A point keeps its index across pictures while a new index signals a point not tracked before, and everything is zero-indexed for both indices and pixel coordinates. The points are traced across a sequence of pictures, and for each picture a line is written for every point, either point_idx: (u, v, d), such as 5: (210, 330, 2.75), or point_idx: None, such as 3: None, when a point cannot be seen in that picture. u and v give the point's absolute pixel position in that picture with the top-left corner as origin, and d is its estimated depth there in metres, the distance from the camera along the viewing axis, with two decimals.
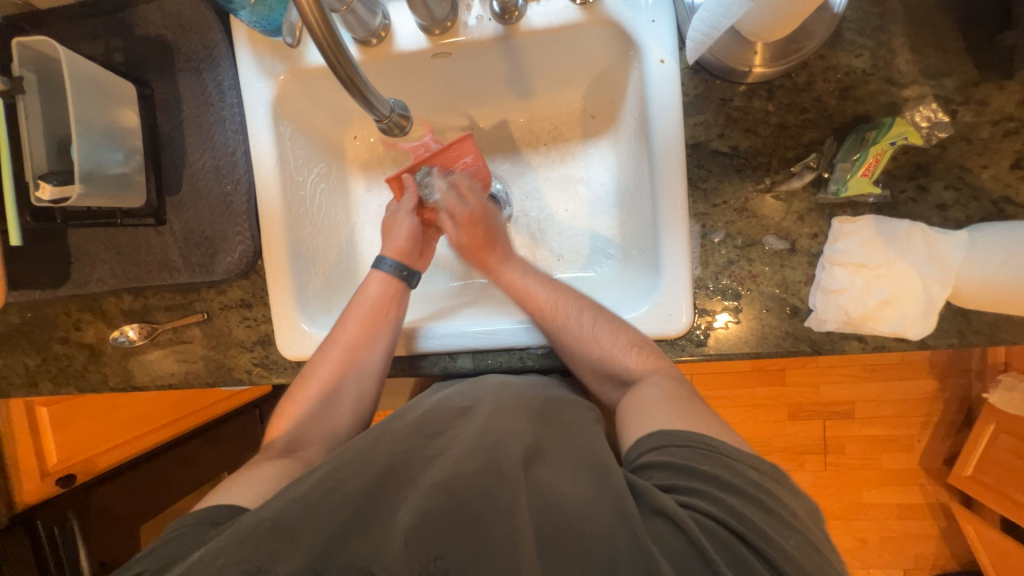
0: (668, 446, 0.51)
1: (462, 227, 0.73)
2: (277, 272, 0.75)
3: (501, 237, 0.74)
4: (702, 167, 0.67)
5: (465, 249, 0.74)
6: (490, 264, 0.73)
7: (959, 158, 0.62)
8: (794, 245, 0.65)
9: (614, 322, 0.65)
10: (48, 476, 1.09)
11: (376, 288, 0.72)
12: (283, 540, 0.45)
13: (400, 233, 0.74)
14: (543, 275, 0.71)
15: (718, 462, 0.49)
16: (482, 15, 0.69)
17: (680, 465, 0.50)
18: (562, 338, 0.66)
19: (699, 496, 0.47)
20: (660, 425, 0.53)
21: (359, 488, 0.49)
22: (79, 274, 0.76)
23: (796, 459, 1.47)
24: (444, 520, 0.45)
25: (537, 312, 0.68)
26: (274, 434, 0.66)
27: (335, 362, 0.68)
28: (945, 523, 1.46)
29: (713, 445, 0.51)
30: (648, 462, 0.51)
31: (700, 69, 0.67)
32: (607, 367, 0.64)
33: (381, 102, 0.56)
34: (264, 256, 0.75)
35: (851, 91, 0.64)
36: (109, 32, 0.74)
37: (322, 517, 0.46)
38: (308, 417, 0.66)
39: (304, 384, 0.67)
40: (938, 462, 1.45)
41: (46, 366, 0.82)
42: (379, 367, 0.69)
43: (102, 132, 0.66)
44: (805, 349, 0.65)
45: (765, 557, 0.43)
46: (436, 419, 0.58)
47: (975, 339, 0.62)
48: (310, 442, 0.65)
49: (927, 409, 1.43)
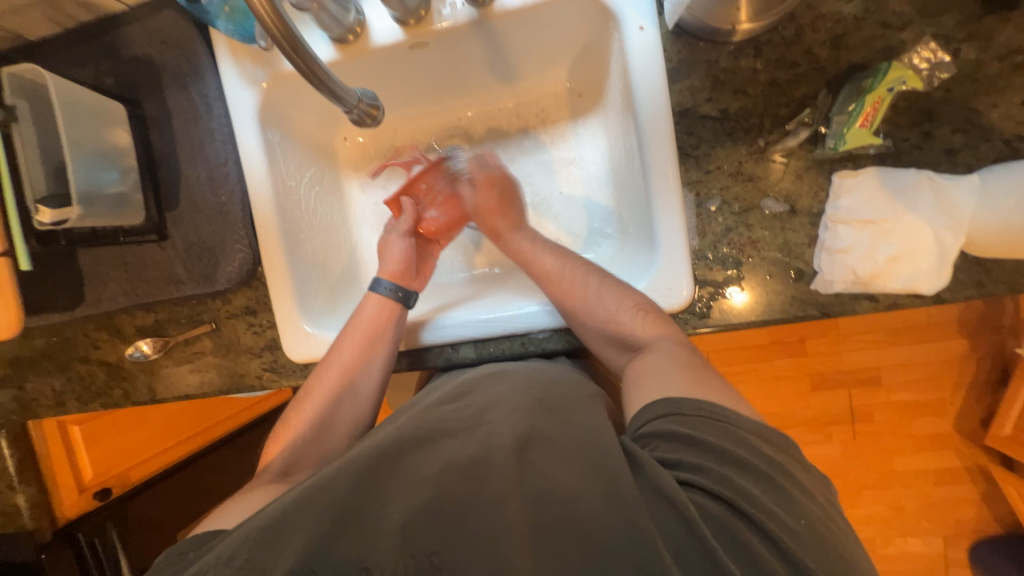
0: (674, 416, 0.50)
1: (479, 192, 0.75)
2: (277, 252, 0.75)
3: (514, 206, 0.75)
4: (692, 134, 0.65)
5: (479, 212, 0.75)
6: (500, 229, 0.73)
7: (965, 98, 0.59)
8: (794, 206, 0.63)
9: (620, 286, 0.65)
10: (85, 491, 1.12)
11: (371, 311, 0.72)
12: (282, 538, 0.46)
13: (393, 257, 0.75)
14: (549, 244, 0.71)
15: (728, 435, 0.48)
16: (456, 1, 0.68)
17: (689, 438, 0.49)
18: (569, 301, 0.66)
19: (702, 472, 0.46)
20: (665, 394, 0.52)
21: (355, 483, 0.49)
22: (92, 293, 0.78)
23: (822, 431, 1.43)
24: (433, 516, 0.46)
25: (543, 275, 0.68)
26: (269, 458, 0.67)
27: (330, 386, 0.69)
28: (986, 487, 1.41)
29: (724, 415, 0.49)
30: (653, 434, 0.51)
31: (682, 33, 0.65)
32: (611, 334, 0.64)
33: (347, 93, 0.55)
34: (261, 240, 0.75)
35: (843, 40, 0.61)
36: (98, 56, 0.76)
37: (317, 511, 0.47)
38: (303, 443, 0.67)
39: (299, 410, 0.69)
40: (975, 424, 1.40)
41: (71, 385, 0.85)
42: (373, 390, 0.70)
43: (95, 153, 0.67)
44: (814, 313, 0.62)
45: (767, 536, 0.43)
46: (433, 407, 0.59)
47: (996, 290, 0.58)
48: (305, 465, 0.66)
49: (958, 370, 1.38)
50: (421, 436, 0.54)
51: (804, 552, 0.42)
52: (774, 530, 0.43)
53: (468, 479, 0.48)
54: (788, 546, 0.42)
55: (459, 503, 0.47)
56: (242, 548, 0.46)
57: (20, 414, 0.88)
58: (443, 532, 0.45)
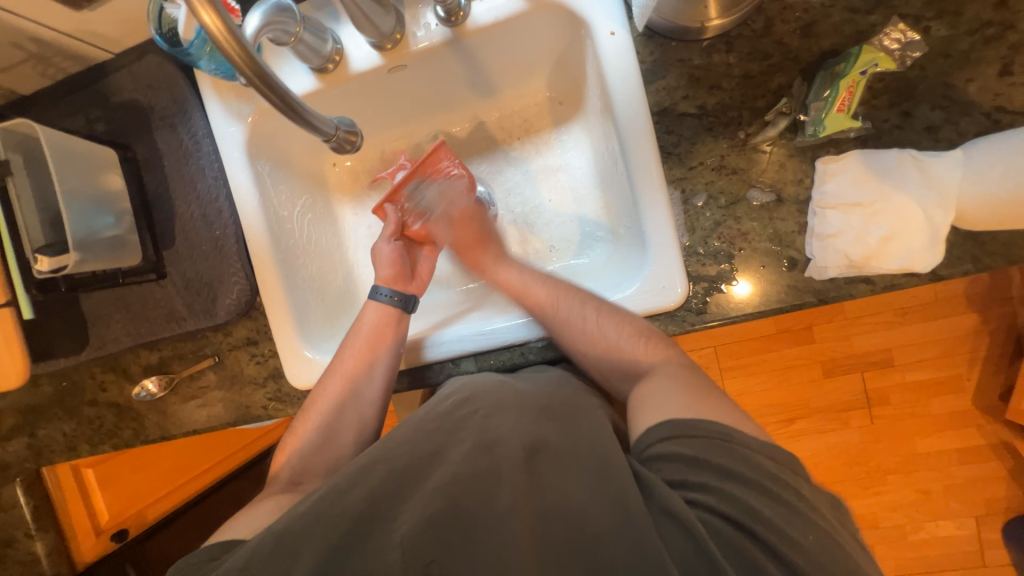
0: (678, 438, 0.50)
1: (456, 227, 0.78)
2: (277, 304, 0.76)
3: (492, 237, 0.79)
4: (672, 132, 0.66)
5: (459, 248, 0.79)
6: (485, 263, 0.77)
7: (941, 75, 0.59)
8: (781, 195, 0.63)
9: (618, 313, 0.64)
10: (104, 532, 1.15)
11: (373, 317, 0.72)
12: (288, 562, 0.47)
13: (383, 262, 0.76)
14: (534, 270, 0.73)
15: (735, 455, 0.48)
16: (430, 22, 0.70)
17: (697, 459, 0.48)
18: (565, 332, 0.66)
19: (710, 492, 0.46)
20: (667, 417, 0.52)
21: (357, 501, 0.51)
22: (97, 336, 0.79)
23: (838, 417, 1.41)
24: (441, 527, 0.47)
25: (536, 307, 0.68)
26: (278, 467, 0.69)
27: (334, 394, 0.69)
28: (1012, 463, 1.37)
29: (728, 435, 0.49)
30: (657, 454, 0.51)
31: (654, 34, 0.66)
32: (613, 361, 0.63)
33: (323, 122, 0.55)
34: (260, 291, 0.77)
35: (813, 28, 0.62)
36: (88, 104, 0.78)
37: (318, 529, 0.49)
38: (309, 451, 0.68)
39: (306, 418, 0.70)
40: (994, 399, 1.37)
41: (81, 429, 0.86)
42: (377, 398, 0.70)
43: (91, 199, 0.69)
44: (811, 300, 0.62)
45: (774, 552, 0.43)
46: (436, 415, 0.59)
47: (992, 263, 0.57)
48: (312, 475, 0.67)
49: (970, 345, 1.36)
50: (423, 451, 0.55)
51: (805, 546, 0.42)
52: (781, 545, 0.43)
53: (470, 493, 0.49)
54: (794, 561, 0.42)
55: (458, 515, 0.48)
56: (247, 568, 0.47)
57: (32, 461, 0.89)
58: (448, 545, 0.46)
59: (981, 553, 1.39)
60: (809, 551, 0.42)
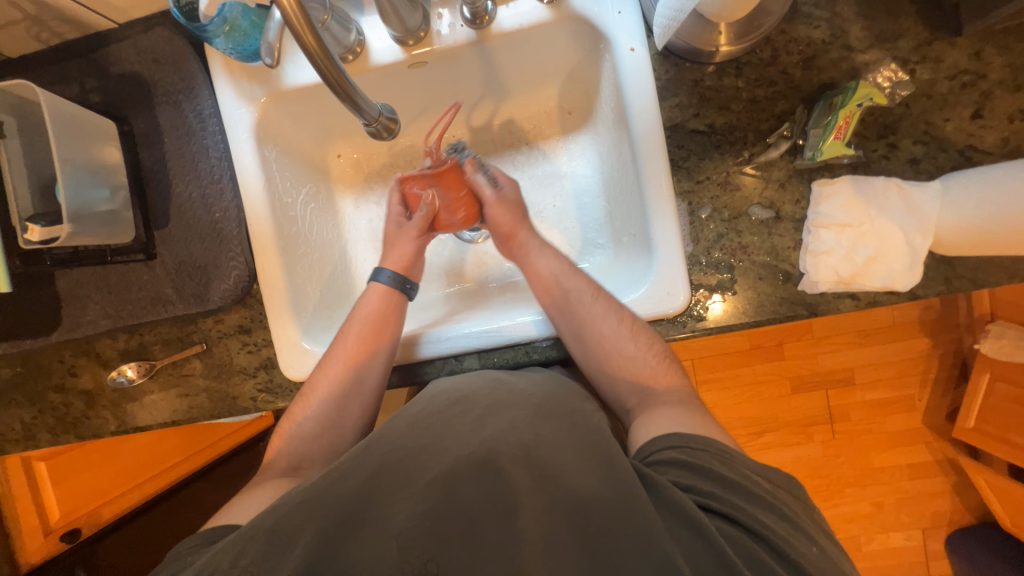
0: (682, 447, 0.52)
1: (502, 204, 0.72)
2: (275, 295, 0.74)
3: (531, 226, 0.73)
4: (683, 147, 0.69)
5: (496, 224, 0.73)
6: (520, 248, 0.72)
7: (924, 114, 0.65)
8: (779, 212, 0.67)
9: (636, 328, 0.65)
10: (53, 532, 1.11)
11: (374, 303, 0.71)
12: (284, 549, 0.46)
13: (402, 247, 0.73)
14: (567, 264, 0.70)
15: (733, 467, 0.51)
16: (454, 23, 0.71)
17: (699, 466, 0.50)
18: (584, 330, 0.66)
19: (718, 499, 0.48)
20: (675, 429, 0.55)
21: (360, 489, 0.50)
22: (71, 317, 0.74)
23: (805, 431, 1.49)
24: (445, 521, 0.47)
25: (560, 298, 0.67)
26: (274, 455, 0.67)
27: (334, 382, 0.67)
28: (956, 478, 1.48)
29: (725, 450, 0.52)
30: (661, 461, 0.52)
31: (670, 54, 0.70)
32: (615, 367, 0.65)
33: (369, 105, 0.54)
34: (260, 279, 0.74)
35: (814, 61, 0.67)
36: (84, 74, 0.74)
37: (322, 513, 0.48)
38: (307, 438, 0.66)
39: (303, 404, 0.68)
40: (941, 417, 1.48)
41: (43, 417, 0.80)
42: (375, 385, 0.69)
43: (87, 171, 0.66)
44: (802, 312, 0.66)
45: (777, 551, 0.44)
46: (432, 412, 0.59)
47: (960, 286, 0.63)
48: (311, 462, 0.65)
49: (923, 366, 1.47)
50: (425, 440, 0.55)
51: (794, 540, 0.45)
52: (776, 538, 0.45)
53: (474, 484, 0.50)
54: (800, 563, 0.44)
55: (466, 506, 0.48)
56: (246, 551, 0.46)
57: None
58: (448, 542, 0.46)
59: (927, 563, 1.49)
60: (800, 543, 0.45)
